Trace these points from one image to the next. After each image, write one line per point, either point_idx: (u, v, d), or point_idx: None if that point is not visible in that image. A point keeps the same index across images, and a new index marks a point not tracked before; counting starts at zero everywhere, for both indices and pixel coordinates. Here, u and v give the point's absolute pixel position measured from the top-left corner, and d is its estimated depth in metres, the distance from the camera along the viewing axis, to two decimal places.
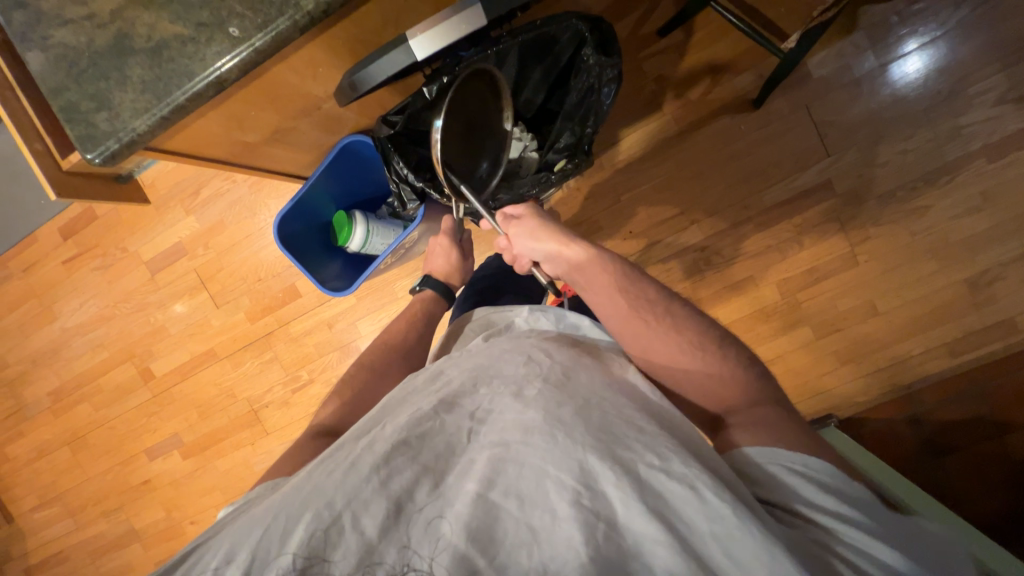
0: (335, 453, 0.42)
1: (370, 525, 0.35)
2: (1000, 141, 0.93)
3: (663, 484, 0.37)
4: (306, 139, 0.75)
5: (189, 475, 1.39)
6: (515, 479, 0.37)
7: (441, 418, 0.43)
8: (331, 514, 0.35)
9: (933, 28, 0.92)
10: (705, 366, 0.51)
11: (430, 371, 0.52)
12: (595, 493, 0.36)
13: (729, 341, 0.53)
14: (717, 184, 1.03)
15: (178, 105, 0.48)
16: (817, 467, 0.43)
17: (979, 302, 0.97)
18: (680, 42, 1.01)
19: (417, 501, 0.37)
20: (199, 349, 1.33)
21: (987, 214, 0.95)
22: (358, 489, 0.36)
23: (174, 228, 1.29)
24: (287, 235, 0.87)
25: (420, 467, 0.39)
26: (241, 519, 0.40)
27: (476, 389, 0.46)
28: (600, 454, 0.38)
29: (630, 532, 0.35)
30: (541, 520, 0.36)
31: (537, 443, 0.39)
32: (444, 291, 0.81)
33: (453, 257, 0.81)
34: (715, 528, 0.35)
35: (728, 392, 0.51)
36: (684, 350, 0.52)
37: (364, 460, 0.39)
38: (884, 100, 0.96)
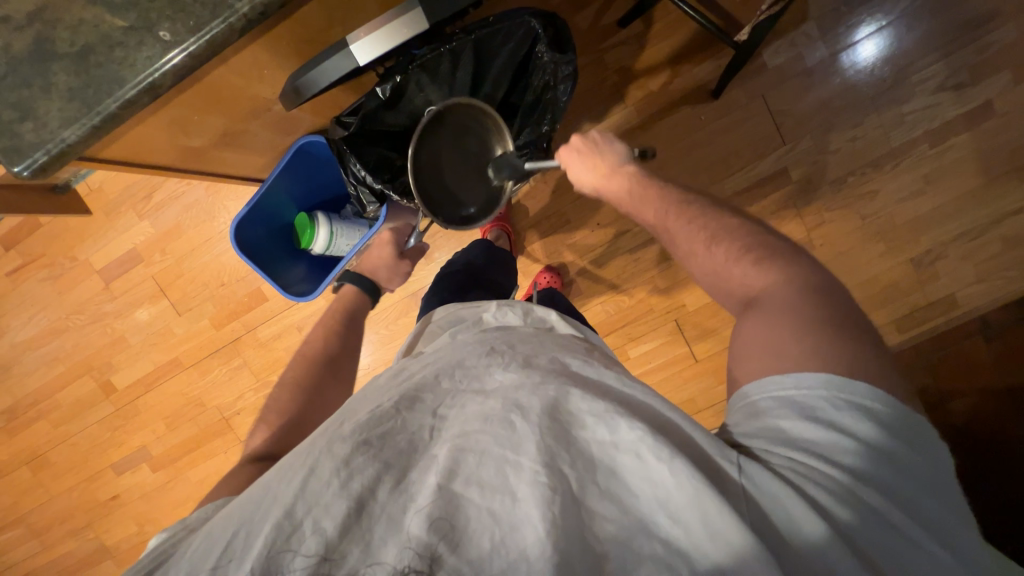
0: (294, 459, 0.41)
1: (329, 526, 0.34)
2: (941, 126, 0.98)
3: (616, 458, 0.38)
4: (259, 141, 0.72)
5: (161, 487, 1.35)
6: (476, 467, 0.37)
7: (402, 415, 0.43)
8: (291, 522, 0.35)
9: (880, 17, 0.96)
10: (729, 253, 0.54)
11: (393, 369, 0.52)
12: (555, 471, 0.37)
13: (752, 248, 0.53)
14: (680, 173, 1.05)
15: (110, 114, 0.45)
16: (818, 392, 0.41)
17: (923, 279, 1.03)
18: (640, 33, 1.01)
19: (378, 499, 0.36)
20: (163, 358, 1.28)
21: (930, 196, 1.00)
22: (319, 494, 0.36)
23: (127, 234, 1.23)
24: (245, 240, 0.84)
25: (381, 464, 0.38)
26: (202, 535, 0.39)
27: (437, 380, 0.47)
28: (557, 436, 0.39)
29: (586, 506, 0.36)
30: (502, 505, 0.35)
31: (495, 430, 0.39)
32: (369, 283, 0.80)
33: (386, 253, 0.83)
34: (660, 494, 0.37)
35: (752, 286, 0.51)
36: (705, 244, 0.56)
37: (323, 463, 0.38)
38: (835, 89, 0.99)
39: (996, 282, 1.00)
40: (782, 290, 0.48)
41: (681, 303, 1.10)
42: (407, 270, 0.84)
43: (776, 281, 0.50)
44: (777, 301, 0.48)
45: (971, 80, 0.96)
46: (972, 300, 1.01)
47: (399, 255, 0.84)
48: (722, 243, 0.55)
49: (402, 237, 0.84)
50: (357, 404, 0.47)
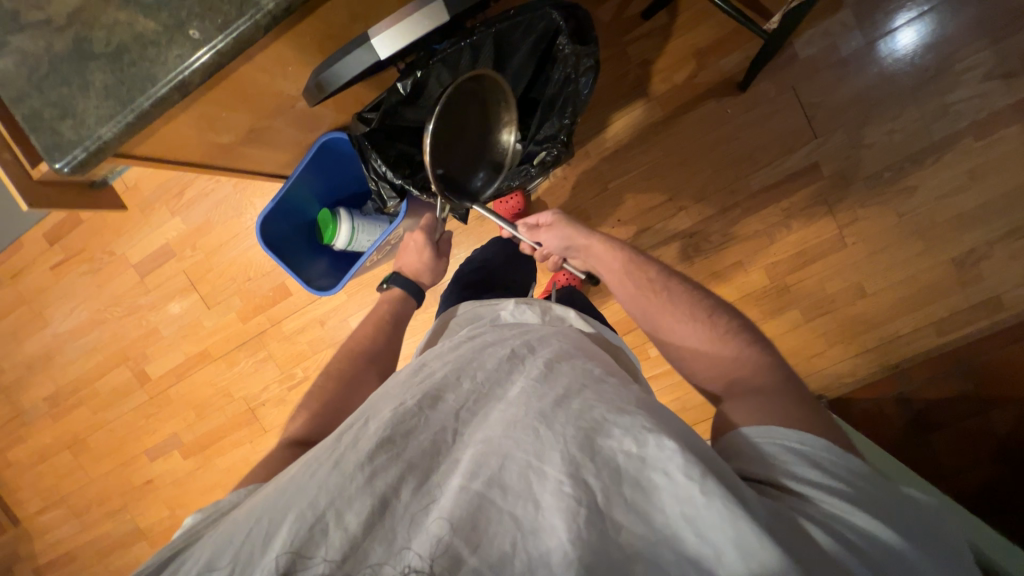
0: (317, 454, 0.41)
1: (353, 522, 0.34)
2: (989, 117, 0.92)
3: (642, 472, 0.38)
4: (284, 138, 0.74)
5: (191, 473, 1.40)
6: (499, 471, 0.37)
7: (425, 414, 0.42)
8: (313, 513, 0.34)
9: (922, 3, 0.91)
10: (708, 334, 0.57)
11: (413, 367, 0.52)
12: (579, 480, 0.36)
13: (734, 329, 0.57)
14: (705, 168, 1.03)
15: (143, 111, 0.47)
16: (823, 446, 0.44)
17: (965, 280, 0.97)
18: (664, 24, 0.99)
19: (402, 499, 0.36)
20: (194, 349, 1.33)
21: (974, 191, 0.95)
22: (342, 488, 0.35)
23: (160, 230, 1.28)
24: (270, 235, 0.87)
25: (403, 464, 0.38)
26: (227, 522, 0.39)
27: (459, 380, 0.46)
28: (581, 445, 0.38)
29: (612, 518, 0.35)
30: (525, 511, 0.35)
31: (519, 437, 0.39)
32: (415, 287, 0.82)
33: (425, 254, 0.82)
34: (686, 508, 0.36)
35: (732, 365, 0.55)
36: (684, 321, 0.59)
37: (347, 459, 0.38)
38: (872, 79, 0.95)
39: None
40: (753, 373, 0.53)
41: None
42: (445, 269, 0.84)
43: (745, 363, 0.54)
44: (758, 385, 0.52)
45: None
46: (1018, 302, 0.96)
47: (437, 253, 0.83)
48: (700, 323, 0.58)
49: (435, 230, 0.82)
50: (376, 402, 0.47)
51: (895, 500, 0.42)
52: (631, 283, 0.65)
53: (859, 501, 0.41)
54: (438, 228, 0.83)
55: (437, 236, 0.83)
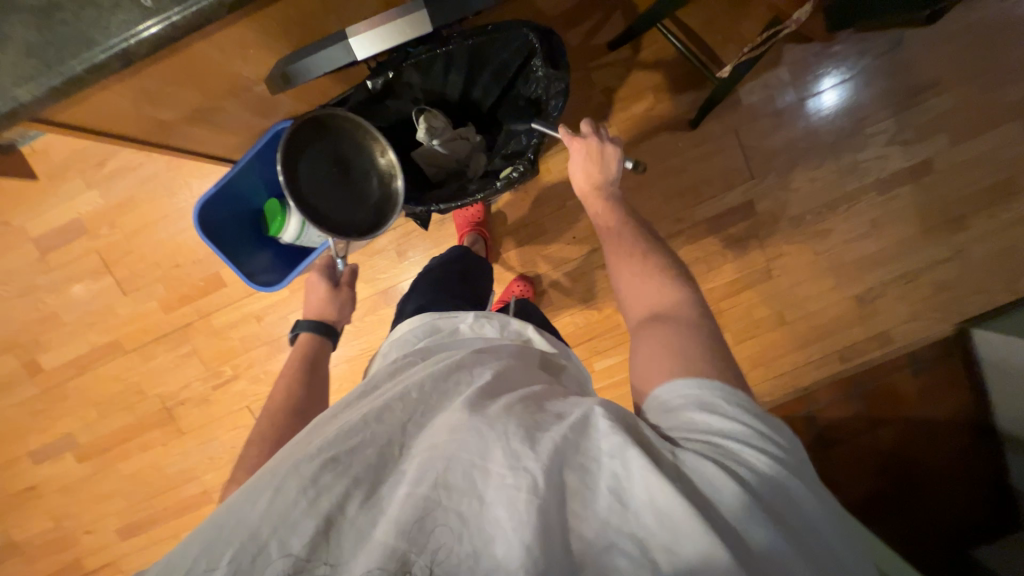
0: (259, 478, 0.39)
1: (298, 544, 0.34)
2: (888, 177, 1.07)
3: (581, 459, 0.39)
4: (233, 121, 0.69)
5: (85, 479, 1.24)
6: (444, 475, 0.37)
7: (370, 427, 0.41)
8: (256, 544, 0.34)
9: (842, 71, 1.04)
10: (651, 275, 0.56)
11: (363, 384, 0.51)
12: (522, 472, 0.36)
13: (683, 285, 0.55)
14: (655, 196, 1.10)
15: (73, 77, 0.42)
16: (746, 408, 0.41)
17: (864, 315, 1.12)
18: (627, 57, 1.05)
19: (349, 514, 0.36)
20: (101, 340, 1.18)
21: (875, 238, 1.09)
22: (286, 514, 0.35)
23: (70, 203, 1.13)
24: (209, 221, 0.81)
25: (349, 479, 0.38)
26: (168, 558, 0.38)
27: (407, 393, 0.46)
28: (523, 439, 0.39)
29: (556, 505, 0.36)
30: (470, 507, 0.36)
31: (465, 438, 0.39)
32: (319, 326, 0.74)
33: (321, 290, 0.77)
34: (615, 487, 0.37)
35: (663, 302, 0.53)
36: (630, 258, 0.59)
37: (288, 482, 0.37)
38: (800, 131, 1.07)
39: (925, 321, 1.10)
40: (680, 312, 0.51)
41: None
42: (350, 300, 0.78)
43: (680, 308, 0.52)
44: (680, 322, 0.50)
45: (917, 137, 1.05)
46: (904, 337, 1.11)
47: (333, 284, 0.78)
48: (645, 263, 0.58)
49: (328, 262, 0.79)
50: (324, 420, 0.46)
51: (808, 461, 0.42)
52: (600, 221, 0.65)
53: (759, 441, 0.40)
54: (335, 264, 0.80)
55: (332, 269, 0.79)
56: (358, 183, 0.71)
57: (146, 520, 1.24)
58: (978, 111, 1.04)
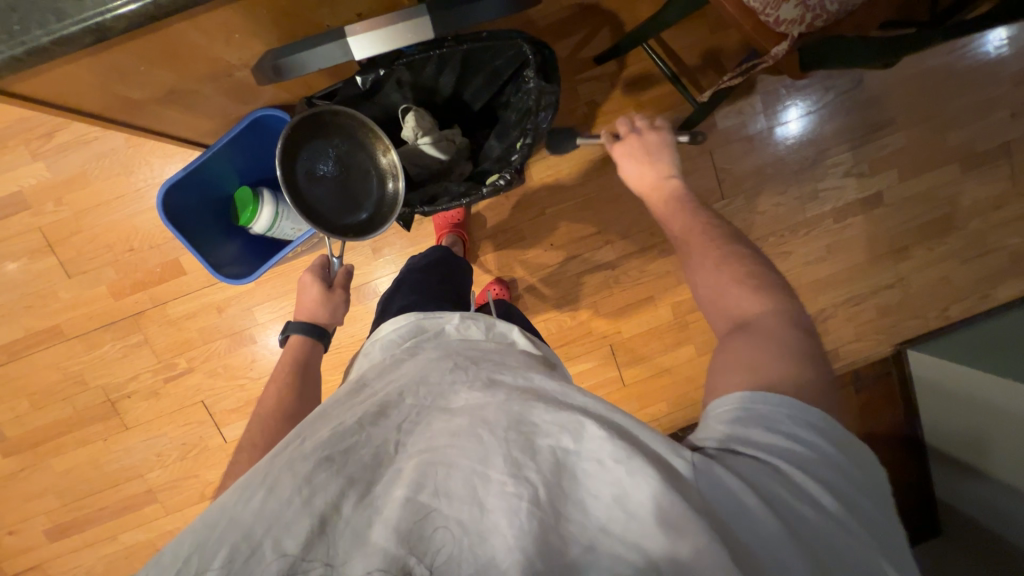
0: (252, 477, 0.40)
1: (291, 545, 0.34)
2: (844, 206, 1.15)
3: (580, 466, 0.39)
4: (209, 105, 0.65)
5: (11, 476, 1.14)
6: (443, 479, 0.37)
7: (366, 429, 0.43)
8: (248, 545, 0.34)
9: (808, 104, 1.11)
10: (743, 279, 0.56)
11: (355, 387, 0.51)
12: (521, 479, 0.37)
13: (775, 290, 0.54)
14: (632, 209, 1.13)
15: (38, 48, 0.39)
16: (784, 411, 0.43)
17: (816, 333, 1.19)
18: (613, 72, 1.07)
19: (343, 514, 0.36)
20: (39, 325, 1.09)
21: (829, 262, 1.17)
22: (279, 514, 0.36)
23: (11, 174, 1.04)
24: (174, 206, 0.77)
25: (344, 480, 0.38)
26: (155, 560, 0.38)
27: (401, 396, 0.47)
28: (522, 447, 0.39)
29: (555, 511, 0.36)
30: (469, 514, 0.36)
31: (463, 443, 0.40)
32: (309, 330, 0.74)
33: (316, 293, 0.76)
34: (618, 492, 0.37)
35: (749, 308, 0.53)
36: (719, 261, 0.58)
37: (283, 482, 0.38)
38: (769, 158, 1.13)
39: (869, 341, 1.19)
40: (771, 321, 0.51)
41: (617, 329, 1.16)
42: (343, 303, 0.77)
43: (774, 315, 0.52)
44: (768, 330, 0.50)
45: (870, 171, 1.14)
46: (850, 355, 1.20)
47: (327, 286, 0.76)
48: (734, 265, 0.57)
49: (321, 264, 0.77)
50: (317, 421, 0.47)
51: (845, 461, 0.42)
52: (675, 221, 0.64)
53: (803, 467, 0.40)
54: (330, 265, 0.78)
55: (326, 270, 0.78)
56: (359, 181, 0.70)
57: (80, 520, 1.16)
58: (923, 151, 1.13)
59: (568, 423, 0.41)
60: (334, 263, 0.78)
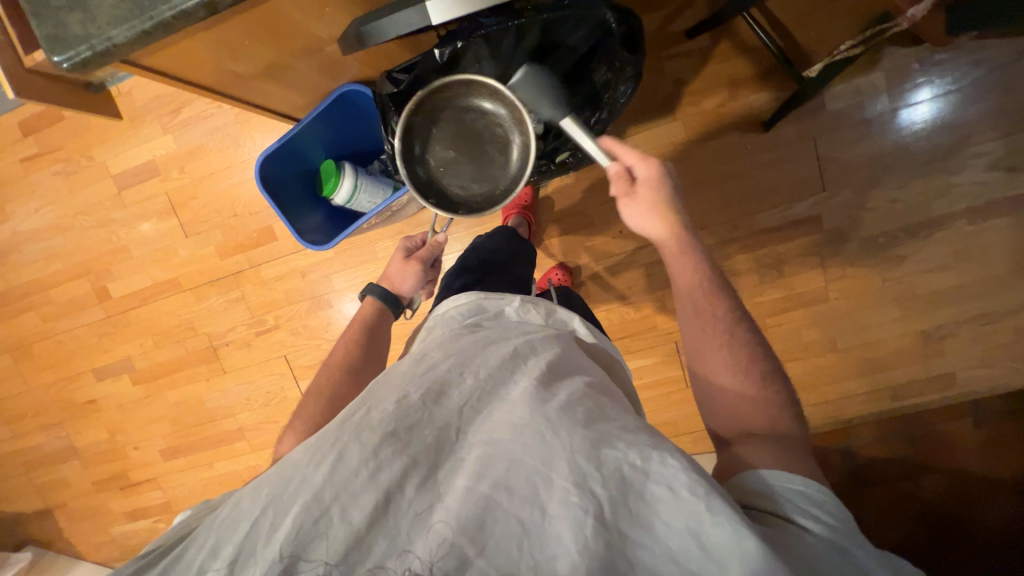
0: (320, 439, 0.42)
1: (358, 515, 0.36)
2: (983, 206, 0.96)
3: (646, 487, 0.38)
4: (301, 80, 0.70)
5: (138, 401, 1.36)
6: (505, 475, 0.38)
7: (428, 409, 0.43)
8: (320, 506, 0.37)
9: (948, 82, 0.93)
10: (745, 390, 0.52)
11: (415, 357, 0.51)
12: (586, 491, 0.37)
13: (779, 387, 0.52)
14: (713, 199, 1.04)
15: (162, 22, 0.43)
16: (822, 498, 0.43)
17: (928, 353, 1.03)
18: (704, 47, 0.98)
19: (406, 494, 0.38)
20: (162, 276, 1.27)
21: (955, 272, 0.99)
22: (348, 483, 0.38)
23: (148, 145, 1.21)
24: (269, 177, 0.84)
25: (408, 458, 0.40)
26: (233, 500, 0.41)
27: (461, 377, 0.47)
28: (588, 456, 0.39)
29: (618, 531, 0.36)
30: (532, 516, 0.37)
31: (528, 442, 0.40)
32: (382, 291, 0.76)
33: (396, 261, 0.78)
34: (693, 525, 0.36)
35: (758, 422, 0.50)
36: (727, 368, 0.53)
37: (351, 451, 0.39)
38: (888, 145, 0.97)
39: (998, 370, 1.00)
40: (776, 437, 0.48)
41: None
42: (416, 272, 0.76)
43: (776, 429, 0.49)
44: (779, 441, 0.48)
45: None
46: (969, 383, 1.02)
47: (406, 256, 0.78)
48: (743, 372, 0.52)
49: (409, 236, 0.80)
50: (377, 389, 0.48)
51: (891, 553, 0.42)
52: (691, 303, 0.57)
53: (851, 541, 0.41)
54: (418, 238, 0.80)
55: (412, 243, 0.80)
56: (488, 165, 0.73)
57: (186, 446, 1.35)
58: None
59: (636, 441, 0.41)
60: (418, 236, 0.79)
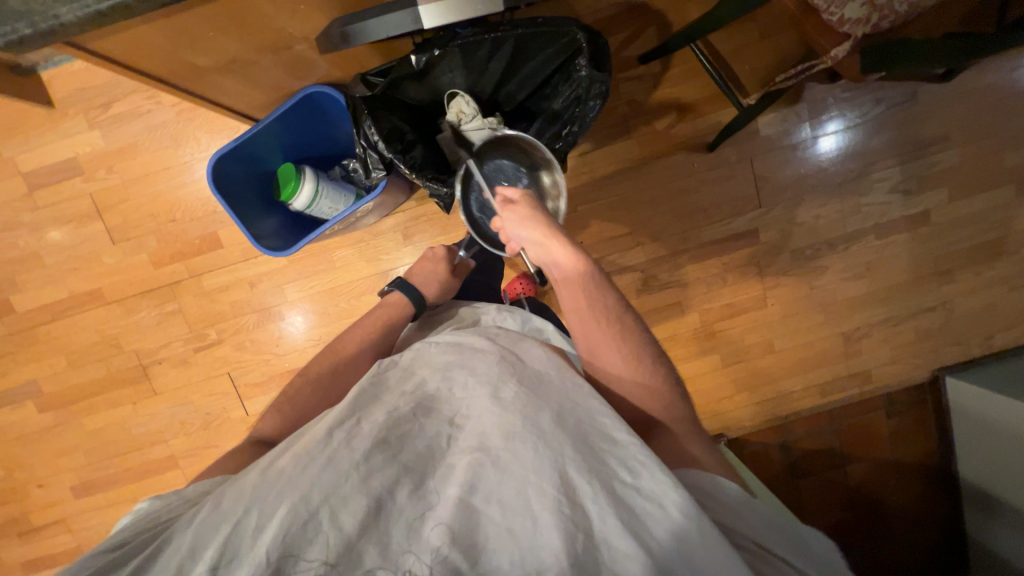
0: (309, 443, 0.41)
1: (347, 522, 0.35)
2: (887, 223, 1.11)
3: (636, 500, 0.40)
4: (265, 78, 0.67)
5: (44, 431, 1.19)
6: (497, 486, 0.38)
7: (418, 419, 0.43)
8: (307, 510, 0.35)
9: (855, 116, 1.08)
10: (639, 382, 0.55)
11: (404, 362, 0.51)
12: (576, 504, 0.38)
13: (659, 363, 0.57)
14: (665, 213, 1.11)
15: (122, 3, 0.40)
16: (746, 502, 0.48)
17: (849, 352, 1.15)
18: (656, 73, 1.06)
19: (396, 502, 0.37)
20: (81, 288, 1.13)
21: (867, 280, 1.13)
22: (337, 485, 0.37)
23: (69, 141, 1.09)
24: (221, 178, 0.79)
25: (399, 467, 0.39)
26: (213, 502, 0.39)
27: (451, 387, 0.46)
28: (580, 467, 0.40)
29: (608, 545, 0.37)
30: (523, 527, 0.37)
31: (520, 451, 0.40)
32: (422, 297, 0.73)
33: (442, 272, 0.76)
34: (682, 543, 0.38)
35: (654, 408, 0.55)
36: (619, 355, 0.56)
37: (341, 458, 0.38)
38: (811, 168, 1.10)
39: (905, 366, 1.15)
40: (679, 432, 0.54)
41: None
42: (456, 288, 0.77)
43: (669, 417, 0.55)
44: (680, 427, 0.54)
45: (918, 188, 1.09)
46: (884, 378, 1.15)
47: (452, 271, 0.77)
48: (628, 361, 0.56)
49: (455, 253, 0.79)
50: (365, 393, 0.46)
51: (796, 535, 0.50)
52: (578, 292, 0.58)
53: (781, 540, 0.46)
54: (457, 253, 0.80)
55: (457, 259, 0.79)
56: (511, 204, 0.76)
57: (103, 480, 1.19)
58: (979, 169, 1.08)
59: (625, 455, 0.42)
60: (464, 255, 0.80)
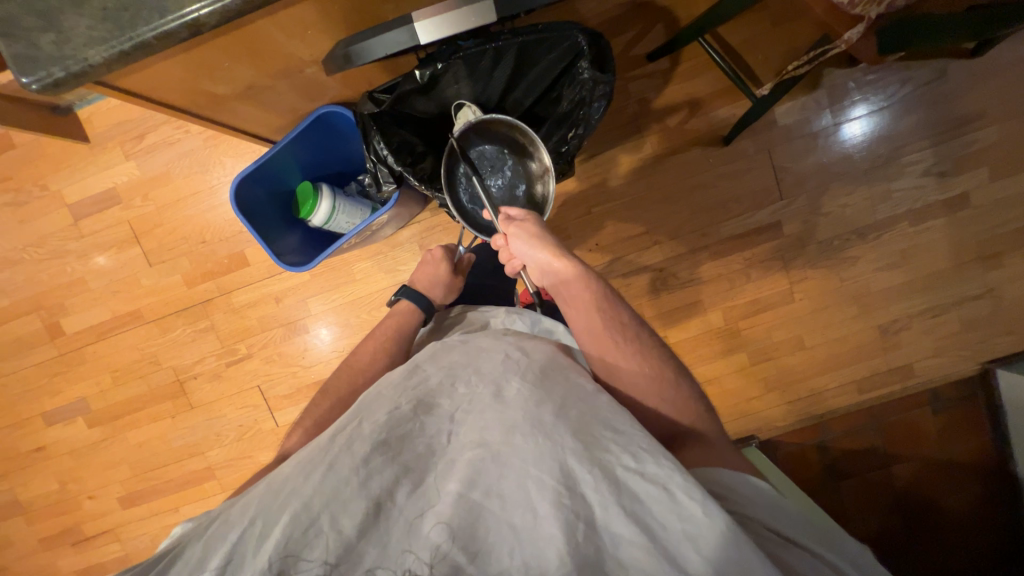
0: (314, 453, 0.42)
1: (348, 524, 0.35)
2: (921, 208, 1.05)
3: (640, 486, 0.39)
4: (280, 102, 0.70)
5: (94, 445, 1.26)
6: (496, 480, 0.38)
7: (420, 419, 0.44)
8: (309, 516, 0.36)
9: (881, 99, 1.03)
10: (659, 393, 0.55)
11: (407, 368, 0.52)
12: (576, 493, 0.37)
13: (681, 376, 0.56)
14: (682, 210, 1.09)
15: (143, 42, 0.43)
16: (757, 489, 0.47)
17: (887, 345, 1.09)
18: (665, 69, 1.05)
19: (397, 502, 0.38)
20: (123, 309, 1.20)
21: (902, 270, 1.07)
22: (338, 489, 0.37)
23: (108, 172, 1.16)
24: (244, 199, 0.82)
25: (399, 467, 0.39)
26: (223, 517, 0.40)
27: (452, 387, 0.47)
28: (579, 456, 0.39)
29: (611, 535, 0.36)
30: (523, 519, 0.36)
31: (518, 444, 0.40)
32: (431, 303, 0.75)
33: (447, 275, 0.77)
34: (690, 529, 0.37)
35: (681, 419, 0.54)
36: (636, 365, 0.55)
37: (342, 460, 0.39)
38: (834, 156, 1.05)
39: (949, 358, 1.08)
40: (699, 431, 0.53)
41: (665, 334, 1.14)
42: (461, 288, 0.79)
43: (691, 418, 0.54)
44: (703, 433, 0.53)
45: (954, 170, 1.04)
46: (927, 371, 1.09)
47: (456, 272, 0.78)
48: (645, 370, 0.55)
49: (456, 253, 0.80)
50: (369, 400, 0.48)
51: (824, 536, 0.47)
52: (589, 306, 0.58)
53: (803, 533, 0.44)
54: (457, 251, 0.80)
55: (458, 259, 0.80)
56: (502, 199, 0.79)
57: (147, 491, 1.25)
58: (1022, 147, 1.02)
59: (627, 444, 0.42)
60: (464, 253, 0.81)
